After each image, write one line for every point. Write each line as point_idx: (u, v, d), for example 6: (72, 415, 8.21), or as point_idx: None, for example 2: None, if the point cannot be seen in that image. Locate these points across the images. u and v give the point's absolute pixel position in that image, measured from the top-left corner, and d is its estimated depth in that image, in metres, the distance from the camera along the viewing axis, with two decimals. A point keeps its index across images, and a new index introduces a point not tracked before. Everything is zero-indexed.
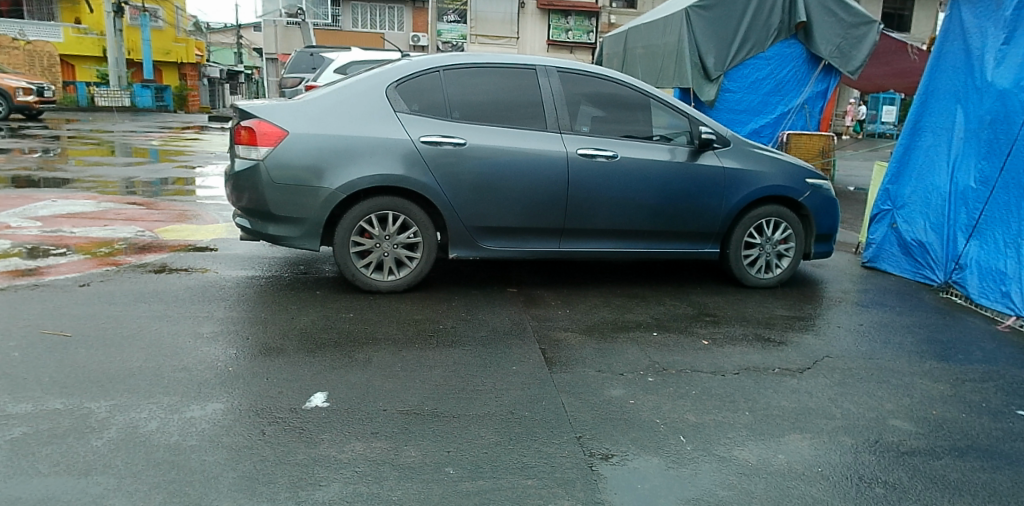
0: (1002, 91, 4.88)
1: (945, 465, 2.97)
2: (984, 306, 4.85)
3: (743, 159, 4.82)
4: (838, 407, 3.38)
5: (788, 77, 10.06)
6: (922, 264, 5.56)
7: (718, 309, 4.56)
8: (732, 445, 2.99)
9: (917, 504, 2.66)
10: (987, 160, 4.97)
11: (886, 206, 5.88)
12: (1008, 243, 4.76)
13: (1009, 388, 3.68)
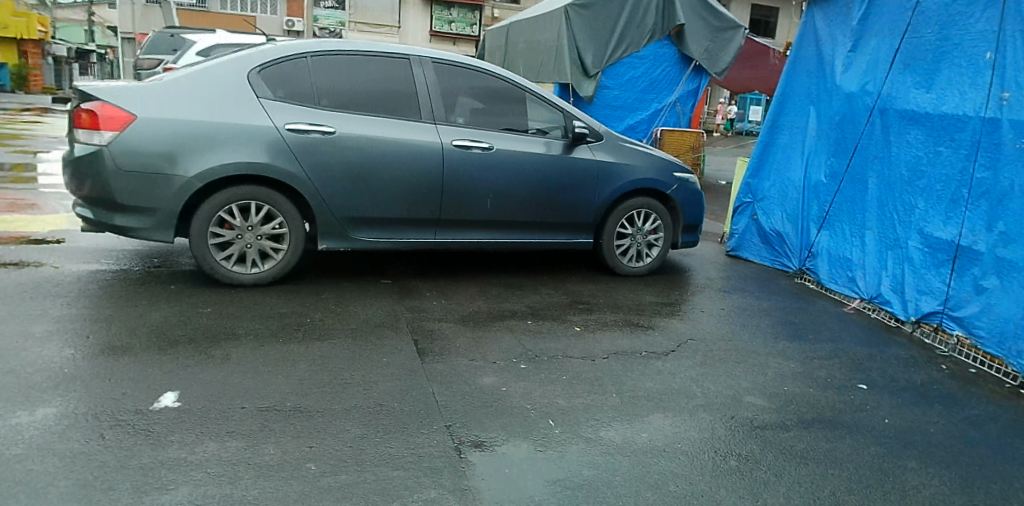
0: (848, 94, 5.38)
1: (792, 436, 3.24)
2: (833, 289, 5.45)
3: (615, 153, 4.99)
4: (698, 386, 3.56)
5: (661, 77, 10.51)
6: (780, 252, 6.11)
7: (592, 297, 4.69)
8: (598, 426, 3.10)
9: (762, 480, 2.88)
10: (835, 157, 5.48)
11: (749, 199, 6.39)
12: (853, 233, 5.30)
13: (849, 363, 4.07)
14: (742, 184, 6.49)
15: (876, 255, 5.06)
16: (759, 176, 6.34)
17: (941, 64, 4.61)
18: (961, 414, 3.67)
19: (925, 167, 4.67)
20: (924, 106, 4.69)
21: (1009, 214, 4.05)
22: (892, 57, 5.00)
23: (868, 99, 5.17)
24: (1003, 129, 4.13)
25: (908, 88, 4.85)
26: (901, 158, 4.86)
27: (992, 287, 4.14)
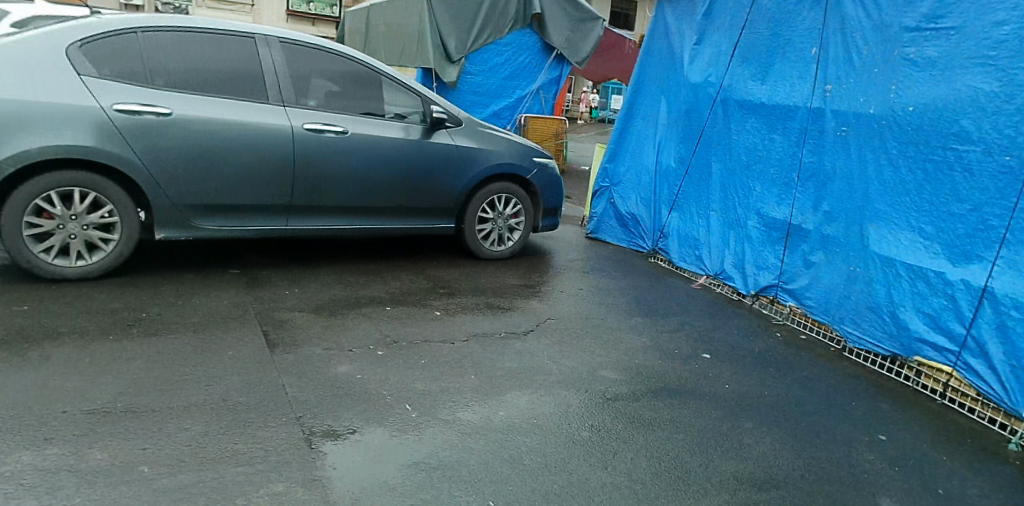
0: (694, 85, 5.97)
1: (641, 405, 3.47)
2: (683, 267, 6.07)
3: (474, 138, 5.16)
4: (554, 363, 3.70)
5: (524, 64, 10.78)
6: (635, 234, 6.69)
7: (453, 282, 4.73)
8: (455, 407, 3.16)
9: (608, 455, 3.05)
10: (683, 144, 6.07)
11: (606, 184, 6.94)
12: (699, 215, 5.93)
13: (694, 335, 4.39)
14: (602, 169, 7.02)
15: (720, 234, 5.72)
16: (616, 161, 6.89)
17: (774, 58, 5.25)
18: (788, 376, 4.09)
19: (761, 153, 5.32)
20: (760, 96, 5.32)
21: (832, 196, 4.76)
22: (732, 51, 5.60)
23: (712, 89, 5.76)
24: (826, 118, 4.81)
25: (746, 80, 5.47)
26: (741, 145, 5.49)
27: (818, 261, 4.86)
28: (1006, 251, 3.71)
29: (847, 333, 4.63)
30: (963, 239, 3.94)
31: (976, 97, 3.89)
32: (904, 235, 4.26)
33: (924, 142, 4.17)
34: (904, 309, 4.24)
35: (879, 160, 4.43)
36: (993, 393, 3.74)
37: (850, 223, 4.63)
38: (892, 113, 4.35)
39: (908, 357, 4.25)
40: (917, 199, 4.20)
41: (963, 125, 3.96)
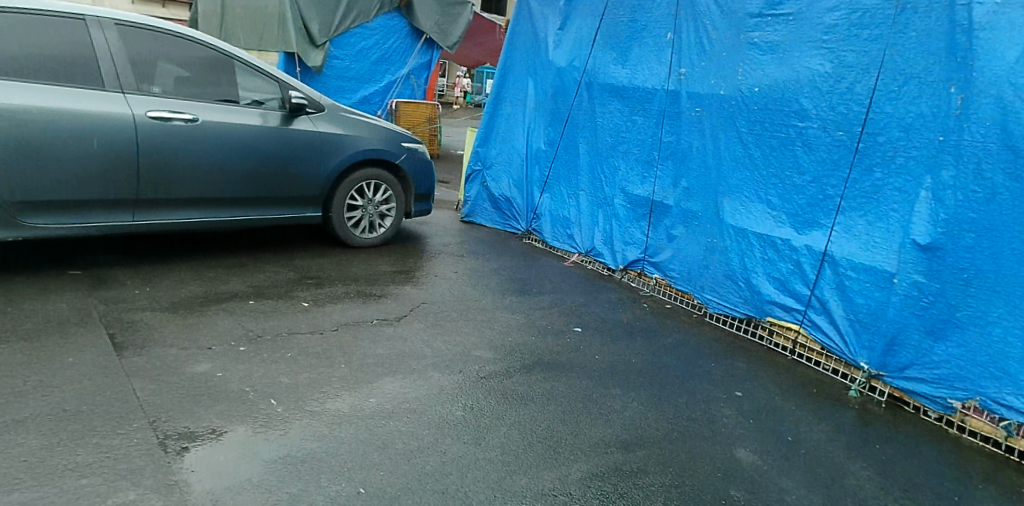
0: (559, 69, 6.30)
1: (514, 381, 3.64)
2: (557, 246, 6.44)
3: (336, 123, 5.34)
4: (428, 347, 3.80)
5: (392, 48, 11.38)
6: (508, 215, 6.99)
7: (322, 272, 4.74)
8: (324, 398, 3.18)
9: (480, 433, 3.19)
10: (551, 127, 6.42)
11: (478, 167, 7.16)
12: (569, 195, 6.29)
13: (566, 311, 4.64)
14: (472, 152, 7.22)
15: (589, 212, 6.10)
16: (487, 145, 7.13)
17: (632, 42, 5.62)
18: (652, 343, 4.43)
19: (625, 134, 5.70)
20: (621, 80, 5.69)
21: (689, 173, 5.21)
22: (593, 37, 5.96)
23: (576, 73, 6.12)
24: (681, 100, 5.23)
25: (608, 63, 5.83)
26: (605, 126, 5.87)
27: (680, 234, 5.32)
28: (842, 217, 4.35)
29: (707, 300, 5.13)
30: (805, 208, 4.52)
31: (813, 78, 4.45)
32: (756, 207, 4.77)
33: (768, 121, 4.69)
34: (756, 275, 4.79)
35: (729, 136, 4.91)
36: (836, 346, 4.40)
37: (706, 198, 5.10)
38: (740, 94, 4.83)
39: (761, 318, 4.81)
40: (764, 173, 4.72)
41: (802, 104, 4.51)
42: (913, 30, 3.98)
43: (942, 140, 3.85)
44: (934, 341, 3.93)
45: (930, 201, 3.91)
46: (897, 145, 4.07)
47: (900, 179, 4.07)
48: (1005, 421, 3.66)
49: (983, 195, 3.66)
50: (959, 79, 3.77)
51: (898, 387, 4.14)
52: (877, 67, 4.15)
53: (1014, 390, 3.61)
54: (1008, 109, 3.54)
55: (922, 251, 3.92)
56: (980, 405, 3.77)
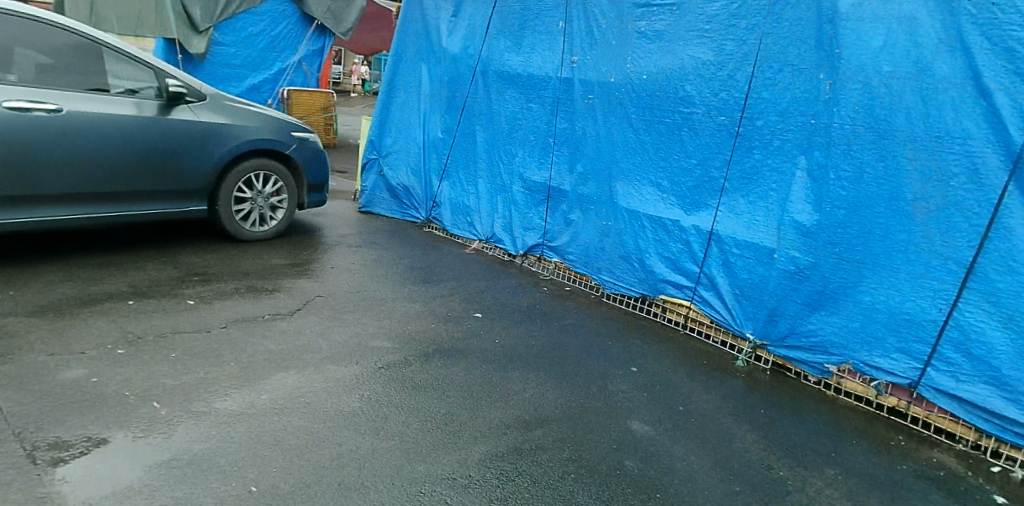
0: (454, 56, 6.43)
1: (414, 369, 3.72)
2: (456, 234, 6.60)
3: (218, 112, 5.36)
4: (324, 340, 3.82)
5: (281, 35, 11.45)
6: (406, 204, 7.09)
7: (207, 267, 4.69)
8: (212, 398, 3.14)
9: (378, 422, 3.25)
10: (447, 115, 6.53)
11: (375, 155, 7.20)
12: (467, 183, 6.43)
13: (467, 297, 4.76)
14: (369, 140, 7.25)
15: (489, 199, 6.26)
16: (382, 133, 7.16)
17: (526, 30, 5.80)
18: (551, 325, 4.61)
19: (521, 122, 5.89)
20: (515, 67, 5.88)
21: (584, 158, 5.45)
22: (487, 24, 6.11)
23: (471, 60, 6.26)
24: (575, 87, 5.46)
25: (503, 51, 5.99)
26: (501, 113, 6.04)
27: (576, 218, 5.56)
28: (726, 198, 4.68)
29: (604, 281, 5.40)
30: (692, 190, 4.83)
31: (696, 66, 4.74)
32: (648, 191, 5.05)
33: (656, 107, 4.96)
34: (650, 256, 5.06)
35: (620, 123, 5.18)
36: (723, 318, 4.75)
37: (600, 183, 5.36)
38: (631, 82, 5.08)
39: (655, 297, 5.10)
40: (654, 157, 5.00)
41: (687, 90, 4.79)
42: (786, 20, 4.34)
43: (813, 124, 4.27)
44: (811, 312, 4.36)
45: (806, 180, 4.33)
46: (773, 128, 4.43)
47: (777, 161, 4.44)
48: (874, 381, 4.17)
49: (852, 175, 4.12)
50: (828, 67, 4.19)
51: (781, 355, 4.54)
52: (755, 55, 4.49)
53: (881, 353, 4.12)
54: (873, 97, 4.01)
55: (801, 227, 4.34)
56: (853, 368, 4.26)
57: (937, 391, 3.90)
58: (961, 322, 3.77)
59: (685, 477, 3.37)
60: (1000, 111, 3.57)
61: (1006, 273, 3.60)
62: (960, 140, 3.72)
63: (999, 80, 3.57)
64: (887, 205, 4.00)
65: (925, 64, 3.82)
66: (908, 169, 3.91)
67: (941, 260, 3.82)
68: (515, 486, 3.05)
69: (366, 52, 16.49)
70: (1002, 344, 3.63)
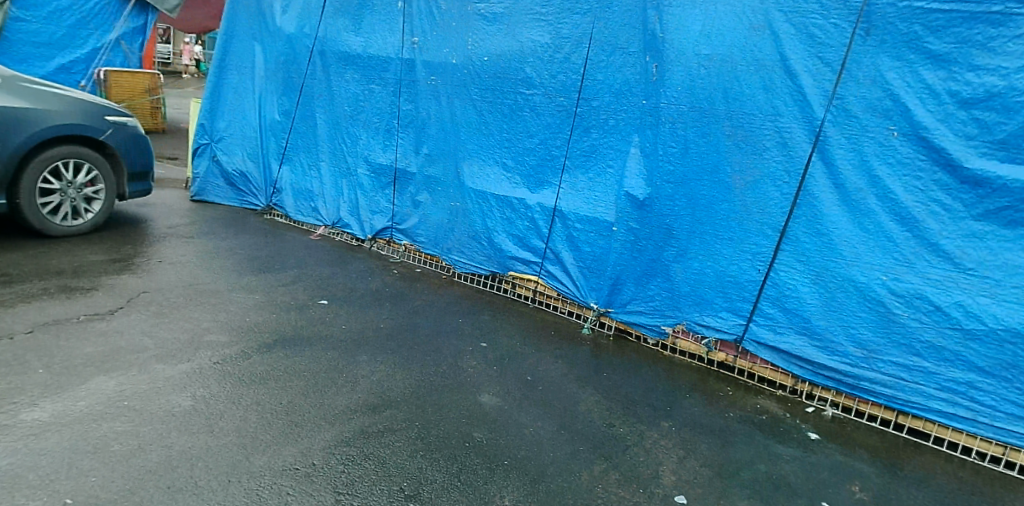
0: (289, 36, 6.32)
1: (253, 362, 3.70)
2: (300, 220, 6.50)
3: (14, 94, 4.94)
4: (150, 339, 3.73)
5: (93, 11, 10.57)
6: (244, 191, 6.90)
7: (13, 268, 4.37)
8: (18, 410, 2.97)
9: (211, 418, 3.21)
10: (284, 96, 6.43)
11: (206, 140, 6.95)
12: (310, 166, 6.35)
13: (313, 284, 4.86)
14: (199, 124, 6.98)
15: (333, 184, 6.22)
16: (213, 117, 6.93)
17: (364, 11, 5.79)
18: (399, 310, 4.69)
19: (364, 103, 5.88)
20: (354, 48, 5.86)
21: (429, 139, 5.52)
22: (322, 5, 6.06)
23: (307, 40, 6.18)
24: (416, 68, 5.51)
25: (340, 31, 5.96)
26: (343, 95, 6.00)
27: (424, 200, 5.62)
28: (567, 176, 4.90)
29: (455, 261, 5.52)
30: (536, 169, 5.01)
31: (535, 49, 4.90)
32: (494, 170, 5.19)
33: (498, 89, 5.09)
34: (498, 233, 5.23)
35: (464, 104, 5.27)
36: (569, 290, 5.00)
37: (447, 164, 5.44)
38: (471, 63, 5.19)
39: (505, 273, 5.29)
40: (498, 138, 5.14)
41: (526, 72, 4.96)
42: (616, 6, 4.59)
43: (644, 104, 4.56)
44: (648, 280, 4.69)
45: (639, 156, 4.62)
46: (608, 108, 4.69)
47: (612, 139, 4.71)
48: (705, 339, 4.57)
49: (678, 150, 4.46)
50: (653, 51, 4.49)
51: (622, 320, 4.85)
52: (588, 38, 4.70)
53: (710, 313, 4.52)
54: (693, 79, 4.36)
55: (635, 199, 4.62)
56: (687, 328, 4.63)
57: (759, 344, 4.38)
58: (778, 280, 4.25)
59: (532, 442, 3.55)
60: (804, 90, 4.03)
61: (813, 235, 4.10)
62: (770, 116, 4.15)
63: (802, 62, 4.03)
64: (711, 178, 4.38)
65: (742, 46, 4.21)
66: (728, 144, 4.30)
67: (759, 226, 4.27)
68: (361, 470, 3.08)
69: (195, 31, 15.45)
70: (811, 298, 4.15)
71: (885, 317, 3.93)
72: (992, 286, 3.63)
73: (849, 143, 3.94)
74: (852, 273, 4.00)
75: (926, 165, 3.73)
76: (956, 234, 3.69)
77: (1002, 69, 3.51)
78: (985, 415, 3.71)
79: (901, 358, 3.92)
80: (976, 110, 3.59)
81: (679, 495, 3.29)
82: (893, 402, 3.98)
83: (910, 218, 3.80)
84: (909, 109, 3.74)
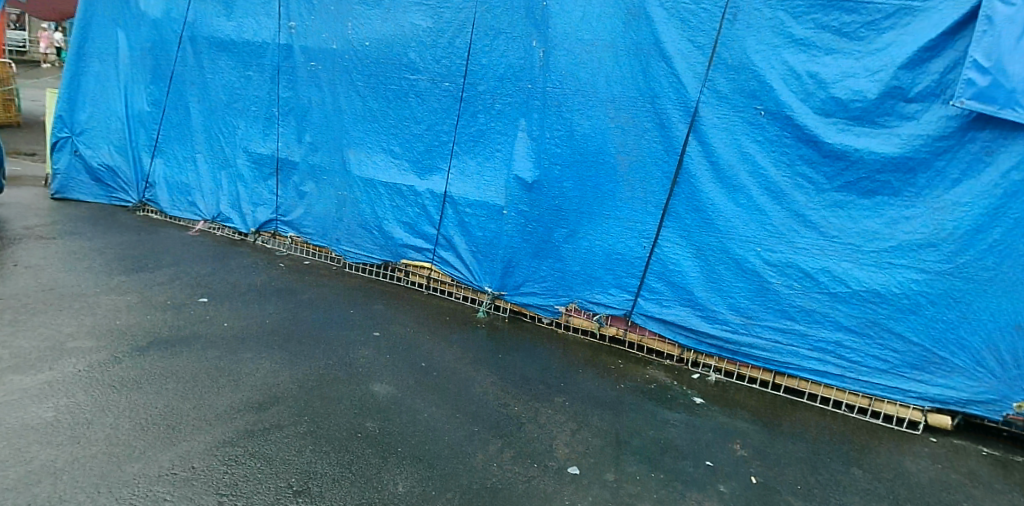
0: (155, 21, 5.97)
1: (123, 366, 3.57)
2: (178, 216, 6.23)
3: None
4: (6, 348, 3.54)
5: None
6: (113, 187, 6.54)
7: None
8: None
9: (76, 427, 3.07)
10: (153, 85, 6.08)
11: (66, 133, 6.48)
12: (185, 158, 6.06)
13: (190, 283, 4.73)
14: (56, 116, 6.50)
15: (211, 176, 5.97)
16: (72, 108, 6.46)
17: None
18: (285, 305, 4.61)
19: (239, 91, 5.66)
20: (227, 33, 5.61)
21: (312, 127, 5.39)
22: None
23: (176, 25, 5.86)
24: (295, 54, 5.35)
25: (211, 16, 5.68)
26: (218, 83, 5.74)
27: (310, 190, 5.50)
28: (456, 160, 4.91)
29: (345, 252, 5.45)
30: (424, 154, 5.00)
31: (417, 33, 4.87)
32: (381, 157, 5.14)
33: (381, 75, 5.04)
34: (388, 221, 5.19)
35: (348, 91, 5.18)
36: (463, 276, 5.04)
37: (331, 151, 5.34)
38: (353, 48, 5.10)
39: (397, 261, 5.28)
40: (384, 125, 5.09)
41: (410, 57, 4.93)
42: None
43: (530, 88, 4.62)
44: (539, 261, 4.79)
45: (526, 140, 4.68)
46: (494, 93, 4.73)
47: (499, 123, 4.76)
48: (596, 315, 4.73)
49: (564, 133, 4.56)
50: (539, 35, 4.54)
51: (516, 302, 4.94)
52: (470, 23, 4.71)
53: (600, 290, 4.67)
54: (577, 63, 4.47)
55: (525, 182, 4.70)
56: (578, 306, 4.77)
57: (647, 317, 4.57)
58: (662, 255, 4.44)
59: (426, 427, 3.57)
60: (679, 73, 4.20)
61: (692, 211, 4.31)
62: (649, 98, 4.32)
63: (674, 45, 4.20)
64: (596, 159, 4.52)
65: (620, 30, 4.34)
66: (611, 125, 4.44)
67: (642, 204, 4.44)
68: (245, 469, 3.01)
69: (55, 16, 14.35)
70: (693, 271, 4.37)
71: (760, 285, 4.21)
72: (855, 252, 3.95)
73: (721, 122, 4.16)
74: (729, 245, 4.24)
75: (791, 142, 4.00)
76: (821, 205, 3.99)
77: (855, 52, 3.82)
78: (852, 370, 4.07)
79: (776, 322, 4.21)
80: (834, 89, 3.87)
81: (572, 467, 3.41)
82: (770, 364, 4.27)
83: (779, 192, 4.07)
84: (774, 89, 3.99)
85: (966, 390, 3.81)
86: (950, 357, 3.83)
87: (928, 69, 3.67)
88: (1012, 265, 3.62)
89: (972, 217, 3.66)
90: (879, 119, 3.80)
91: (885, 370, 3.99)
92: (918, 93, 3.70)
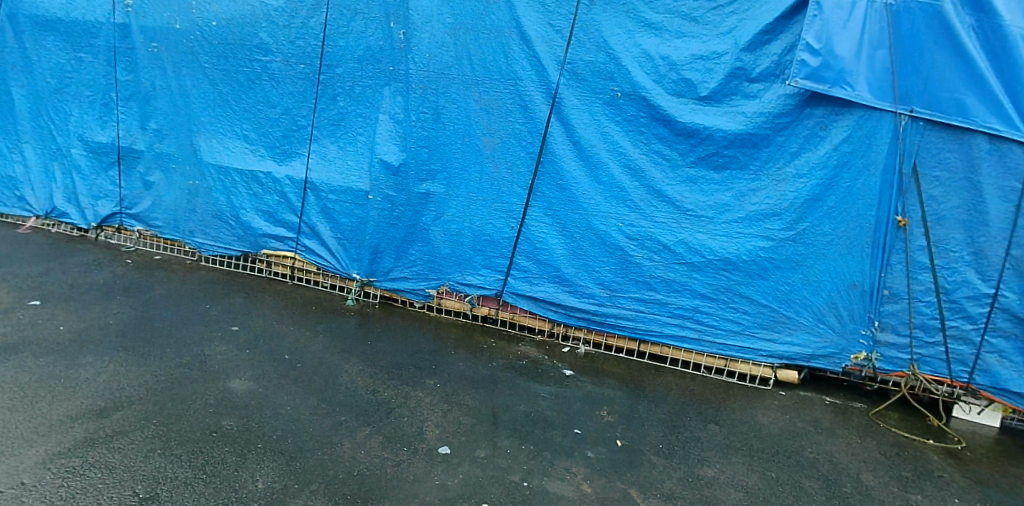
0: None
1: None
2: (6, 211, 5.76)
3: None
4: None
5: None
6: None
7: None
8: None
9: None
10: None
11: None
12: (11, 149, 5.56)
13: (19, 286, 4.47)
14: None
15: (41, 167, 5.51)
16: None
17: None
18: (132, 303, 4.41)
19: (71, 74, 5.23)
20: (54, 11, 5.15)
21: (157, 112, 5.07)
22: None
23: None
24: (133, 34, 4.99)
25: None
26: (45, 65, 5.27)
27: (157, 180, 5.20)
28: (316, 145, 4.79)
29: (200, 244, 5.22)
30: (282, 139, 4.84)
31: (269, 13, 4.68)
32: (234, 143, 4.93)
33: (230, 56, 4.80)
34: (245, 210, 5.00)
35: (195, 74, 4.91)
36: (329, 264, 4.95)
37: (180, 138, 5.06)
38: (199, 28, 4.82)
39: (258, 252, 5.11)
40: (235, 109, 4.88)
41: (261, 38, 4.72)
42: None
43: (392, 70, 4.55)
44: (409, 245, 4.77)
45: (390, 122, 4.62)
46: (353, 76, 4.62)
47: (360, 106, 4.67)
48: (468, 296, 4.79)
49: (430, 116, 4.54)
50: (398, 16, 4.47)
51: (387, 288, 4.92)
52: (324, 3, 4.57)
53: (470, 271, 4.72)
54: (439, 46, 4.44)
55: (391, 165, 4.65)
56: (450, 289, 4.81)
57: (517, 295, 4.68)
58: (530, 234, 4.54)
59: (287, 420, 3.51)
60: (539, 55, 4.27)
61: (557, 190, 4.43)
62: (510, 80, 4.37)
63: (534, 28, 4.26)
64: (461, 142, 4.54)
65: (478, 13, 4.34)
66: (476, 108, 4.46)
67: (509, 185, 4.51)
68: (84, 480, 2.86)
69: None
70: (560, 248, 4.51)
71: (624, 259, 4.40)
72: (708, 223, 4.21)
73: (582, 103, 4.27)
74: (593, 222, 4.40)
75: (646, 122, 4.18)
76: (675, 180, 4.21)
77: (702, 35, 4.03)
78: (709, 333, 4.36)
79: (639, 293, 4.43)
80: (683, 70, 4.07)
81: (442, 447, 3.47)
82: (635, 332, 4.50)
83: (636, 169, 4.25)
84: (628, 71, 4.14)
85: (809, 346, 4.18)
86: (795, 315, 4.18)
87: (768, 51, 3.92)
88: (845, 229, 3.99)
89: (810, 187, 3.99)
90: (724, 98, 4.04)
91: (738, 331, 4.30)
92: (759, 73, 3.95)
